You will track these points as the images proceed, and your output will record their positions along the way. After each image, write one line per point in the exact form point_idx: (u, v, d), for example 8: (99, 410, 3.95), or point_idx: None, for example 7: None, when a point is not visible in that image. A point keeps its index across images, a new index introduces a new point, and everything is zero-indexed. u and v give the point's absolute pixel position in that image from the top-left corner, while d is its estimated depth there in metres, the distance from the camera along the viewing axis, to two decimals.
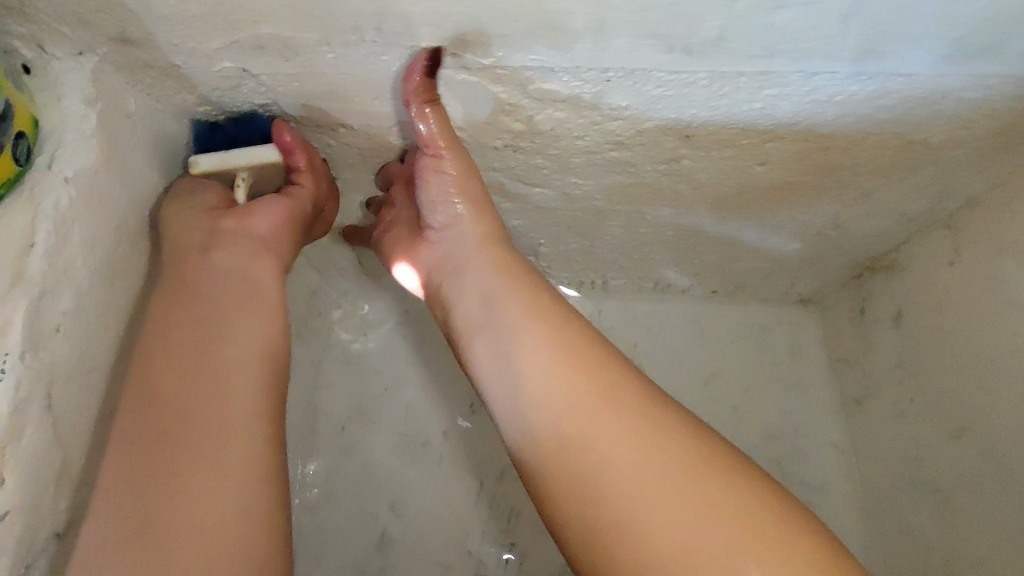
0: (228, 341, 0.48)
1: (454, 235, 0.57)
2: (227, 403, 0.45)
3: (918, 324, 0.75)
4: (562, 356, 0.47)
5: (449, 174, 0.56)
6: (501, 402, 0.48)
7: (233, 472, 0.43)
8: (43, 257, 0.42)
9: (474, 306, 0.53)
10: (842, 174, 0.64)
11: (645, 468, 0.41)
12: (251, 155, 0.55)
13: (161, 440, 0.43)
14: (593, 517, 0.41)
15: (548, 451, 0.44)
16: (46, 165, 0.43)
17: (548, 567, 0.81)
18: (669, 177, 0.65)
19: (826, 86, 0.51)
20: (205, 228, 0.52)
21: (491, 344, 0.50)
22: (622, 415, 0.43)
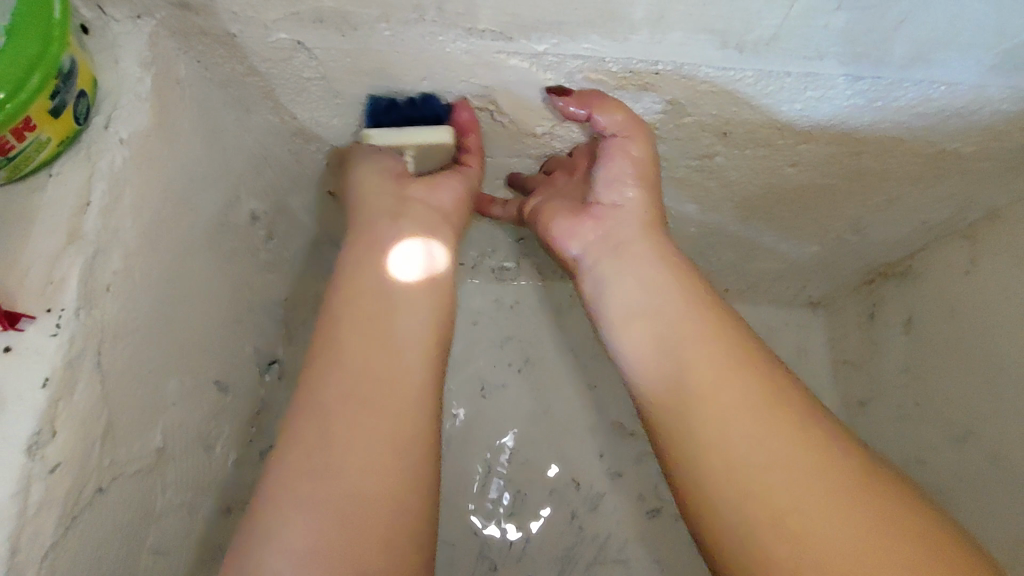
0: (402, 312, 0.50)
1: (623, 218, 0.57)
2: (361, 389, 0.46)
3: (926, 332, 0.77)
4: (727, 352, 0.46)
5: (631, 158, 0.56)
6: (655, 390, 0.47)
7: (407, 434, 0.45)
8: (98, 216, 0.42)
9: (634, 297, 0.52)
10: (870, 179, 0.65)
11: (787, 461, 0.41)
12: (428, 135, 0.56)
13: (338, 398, 0.45)
14: (725, 498, 0.41)
15: (709, 443, 0.43)
16: (103, 125, 0.44)
17: (551, 549, 0.84)
18: (700, 173, 0.66)
19: (869, 91, 0.52)
20: (394, 196, 0.56)
21: (638, 323, 0.51)
22: (787, 423, 0.43)
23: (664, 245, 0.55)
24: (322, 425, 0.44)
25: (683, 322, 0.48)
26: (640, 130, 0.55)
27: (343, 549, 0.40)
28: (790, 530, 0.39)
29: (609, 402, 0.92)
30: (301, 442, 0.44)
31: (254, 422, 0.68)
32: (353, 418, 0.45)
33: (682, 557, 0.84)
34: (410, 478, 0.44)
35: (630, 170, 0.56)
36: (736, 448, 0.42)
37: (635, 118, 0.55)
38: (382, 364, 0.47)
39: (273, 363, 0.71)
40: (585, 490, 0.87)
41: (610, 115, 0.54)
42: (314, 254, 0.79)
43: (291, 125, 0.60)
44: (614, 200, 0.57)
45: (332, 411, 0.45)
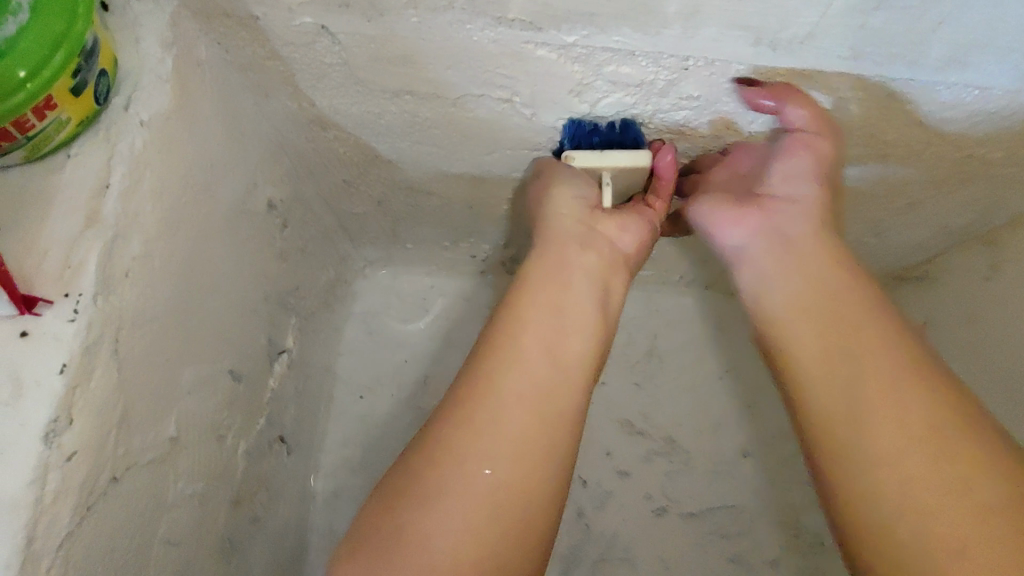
0: (573, 334, 0.51)
1: (798, 213, 0.56)
2: (537, 398, 0.47)
3: (941, 336, 0.76)
4: (909, 354, 0.46)
5: (814, 154, 0.55)
6: (812, 377, 0.48)
7: (556, 452, 0.45)
8: (117, 199, 0.41)
9: (805, 291, 0.52)
10: (893, 182, 0.64)
11: (947, 470, 0.40)
12: (629, 160, 0.58)
13: (507, 396, 0.46)
14: (874, 490, 0.42)
15: (865, 433, 0.44)
16: (124, 107, 0.43)
17: (557, 546, 0.84)
18: None
19: (901, 93, 0.51)
20: (584, 227, 0.59)
21: (801, 321, 0.51)
22: (959, 434, 0.42)
23: (841, 249, 0.54)
24: (493, 419, 0.45)
25: (861, 321, 0.48)
26: (823, 124, 0.54)
27: (468, 537, 0.41)
28: (934, 545, 0.39)
29: (617, 400, 0.92)
30: (476, 436, 0.44)
31: (264, 412, 0.67)
32: (524, 426, 0.45)
33: (688, 557, 0.84)
34: (548, 494, 0.44)
35: (811, 167, 0.56)
36: (891, 442, 0.43)
37: (824, 114, 0.54)
38: (549, 377, 0.48)
39: (284, 352, 0.71)
40: (593, 488, 0.87)
41: (804, 109, 0.52)
42: (325, 244, 0.79)
43: (309, 112, 0.59)
44: (789, 195, 0.57)
45: (508, 412, 0.45)
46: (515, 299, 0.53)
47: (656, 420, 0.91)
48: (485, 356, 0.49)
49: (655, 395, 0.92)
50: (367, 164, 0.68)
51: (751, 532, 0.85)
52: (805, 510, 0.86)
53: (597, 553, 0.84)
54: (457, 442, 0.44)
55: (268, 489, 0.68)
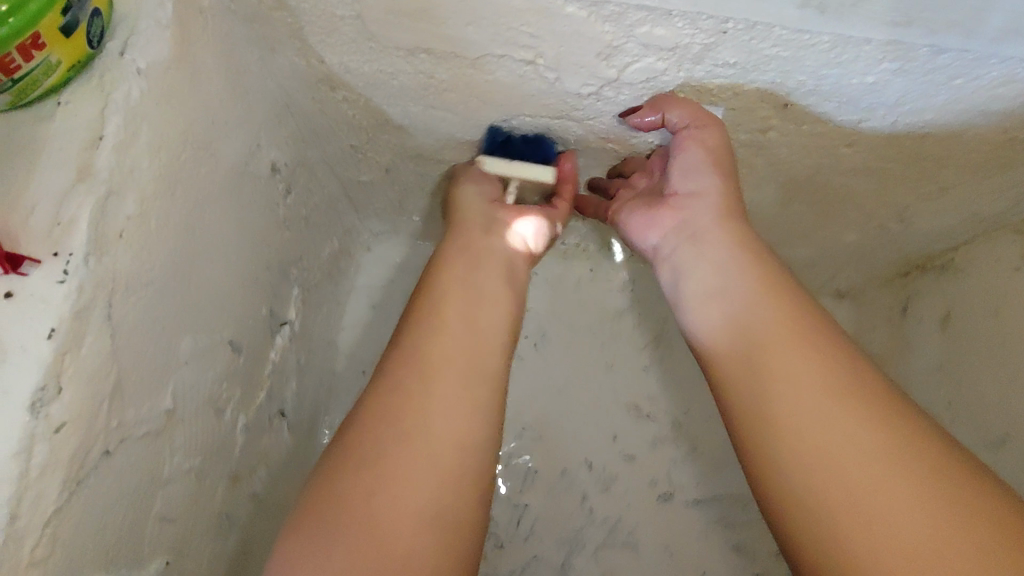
0: (488, 301, 0.53)
1: (700, 206, 0.57)
2: (456, 361, 0.48)
3: (967, 328, 0.75)
4: (809, 337, 0.47)
5: (704, 148, 0.56)
6: (728, 366, 0.49)
7: (480, 416, 0.46)
8: (111, 152, 0.38)
9: (711, 282, 0.54)
10: (927, 165, 0.62)
11: (866, 450, 0.41)
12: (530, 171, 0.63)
13: (428, 355, 0.47)
14: (800, 476, 0.42)
15: (782, 419, 0.44)
16: (119, 52, 0.40)
17: (559, 529, 0.82)
18: (750, 149, 0.63)
19: (951, 66, 0.48)
20: (484, 213, 0.61)
21: (715, 313, 0.52)
22: (866, 412, 0.43)
23: (748, 236, 0.55)
24: (421, 384, 0.46)
25: (765, 307, 0.49)
26: (708, 118, 0.55)
27: (404, 500, 0.41)
28: (874, 528, 0.38)
29: (625, 383, 0.90)
30: (403, 403, 0.45)
31: (265, 386, 0.65)
32: (451, 387, 0.46)
33: (693, 545, 0.83)
34: (476, 457, 0.44)
35: (705, 160, 0.56)
36: (807, 427, 0.43)
37: (707, 111, 0.55)
38: (464, 338, 0.49)
39: (286, 325, 0.68)
40: (598, 471, 0.85)
41: (678, 110, 0.55)
42: (329, 213, 0.76)
43: (318, 70, 0.56)
44: (689, 189, 0.58)
45: (434, 378, 0.46)
46: (429, 275, 0.55)
47: (664, 405, 0.89)
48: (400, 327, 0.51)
49: (664, 380, 0.90)
50: (377, 130, 0.65)
51: (759, 520, 0.83)
52: None
53: (601, 539, 0.82)
54: (378, 407, 0.45)
55: (268, 465, 0.66)
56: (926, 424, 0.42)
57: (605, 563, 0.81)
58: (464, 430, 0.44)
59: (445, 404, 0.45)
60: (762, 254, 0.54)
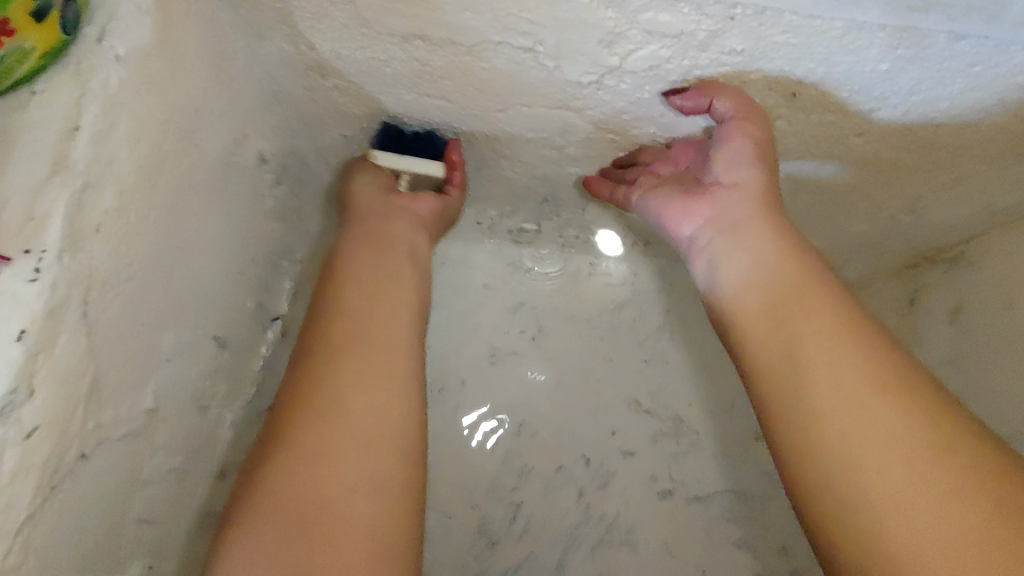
0: (393, 286, 0.57)
1: (739, 197, 0.55)
2: (367, 344, 0.52)
3: (975, 322, 0.73)
4: (842, 327, 0.45)
5: (751, 140, 0.54)
6: (759, 355, 0.47)
7: (391, 399, 0.49)
8: (87, 145, 0.37)
9: (747, 271, 0.52)
10: (943, 154, 0.59)
11: (898, 443, 0.39)
12: (420, 165, 0.64)
13: (330, 357, 0.51)
14: (828, 468, 0.40)
15: (811, 409, 0.42)
16: (96, 39, 0.38)
17: (556, 524, 0.81)
18: None
19: (969, 53, 0.46)
20: (382, 202, 0.63)
21: (746, 302, 0.50)
22: (901, 404, 0.40)
23: (786, 227, 0.53)
24: (327, 389, 0.49)
25: (800, 295, 0.47)
26: (753, 109, 0.53)
27: (340, 507, 0.44)
28: (903, 523, 0.36)
29: (624, 377, 0.88)
30: (313, 403, 0.48)
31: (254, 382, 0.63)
32: (351, 371, 0.50)
33: (692, 541, 0.81)
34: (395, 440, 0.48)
35: (750, 151, 0.54)
36: (838, 418, 0.41)
37: (752, 102, 0.53)
38: (371, 321, 0.54)
39: (279, 319, 0.67)
40: (596, 467, 0.84)
41: (728, 101, 0.52)
42: None
43: (307, 57, 0.54)
44: (731, 179, 0.56)
45: (341, 369, 0.50)
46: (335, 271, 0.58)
47: (663, 400, 0.88)
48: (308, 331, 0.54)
49: (664, 374, 0.89)
50: (369, 119, 0.63)
51: (759, 517, 0.82)
52: None
53: (598, 535, 0.81)
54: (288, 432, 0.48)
55: None
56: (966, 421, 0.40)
57: (602, 559, 0.80)
58: (375, 406, 0.49)
59: (352, 402, 0.48)
60: (801, 245, 0.52)
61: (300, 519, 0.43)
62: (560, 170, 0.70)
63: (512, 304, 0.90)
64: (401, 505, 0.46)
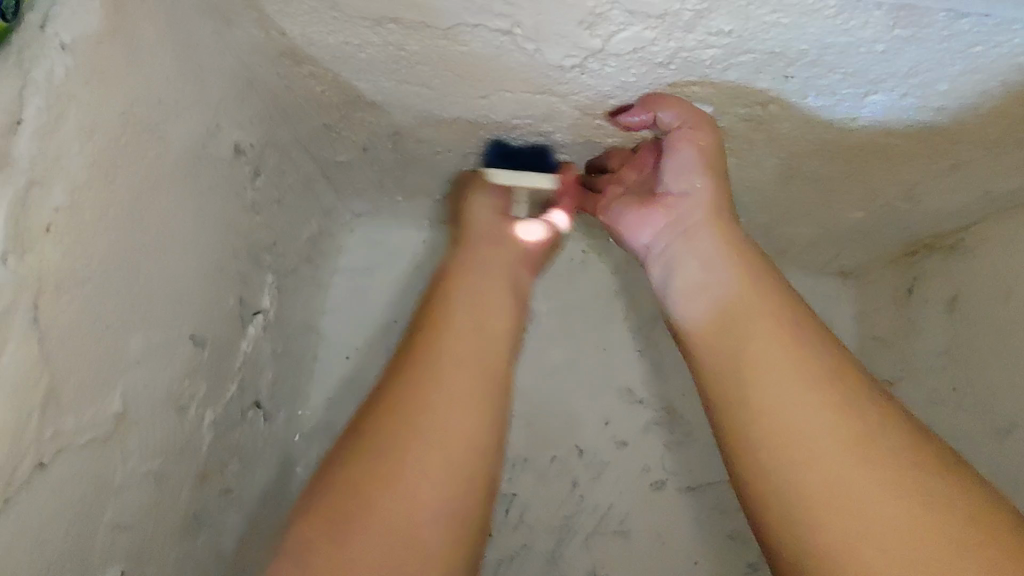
0: (499, 312, 0.55)
1: (691, 206, 0.56)
2: (467, 372, 0.49)
3: (974, 311, 0.72)
4: (790, 334, 0.46)
5: (697, 147, 0.55)
6: (710, 359, 0.49)
7: (480, 428, 0.47)
8: (32, 138, 0.35)
9: (698, 278, 0.53)
10: (940, 141, 0.58)
11: (837, 448, 0.41)
12: (535, 182, 0.63)
13: (432, 371, 0.48)
14: (773, 472, 0.42)
15: (758, 413, 0.44)
16: (39, 25, 0.35)
17: (548, 517, 0.80)
18: (749, 124, 0.58)
19: (969, 33, 0.43)
20: (495, 223, 0.63)
21: (699, 306, 0.52)
22: (840, 411, 0.42)
23: (737, 236, 0.54)
24: (427, 406, 0.46)
25: (748, 301, 0.49)
26: (695, 114, 0.54)
27: (407, 536, 0.42)
28: (839, 527, 0.39)
29: (618, 368, 0.87)
30: (409, 422, 0.46)
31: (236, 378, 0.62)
32: (455, 393, 0.47)
33: (685, 533, 0.81)
34: (477, 473, 0.46)
35: (697, 159, 0.55)
36: (783, 423, 0.43)
37: (697, 110, 0.54)
38: (478, 343, 0.51)
39: (260, 313, 0.66)
40: (589, 459, 0.83)
41: (672, 109, 0.54)
42: (303, 195, 0.72)
43: (279, 43, 0.51)
44: (682, 187, 0.57)
45: (441, 388, 0.47)
46: (441, 285, 0.57)
47: (657, 390, 0.86)
48: (411, 340, 0.52)
49: (658, 365, 0.87)
50: (348, 106, 0.61)
51: None
52: None
53: (592, 527, 0.80)
54: (378, 438, 0.45)
55: (242, 457, 0.64)
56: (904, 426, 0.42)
57: (596, 551, 0.79)
58: (469, 431, 0.47)
59: (446, 424, 0.46)
60: (751, 252, 0.53)
61: (365, 541, 0.42)
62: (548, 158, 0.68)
63: None
64: (464, 540, 0.45)
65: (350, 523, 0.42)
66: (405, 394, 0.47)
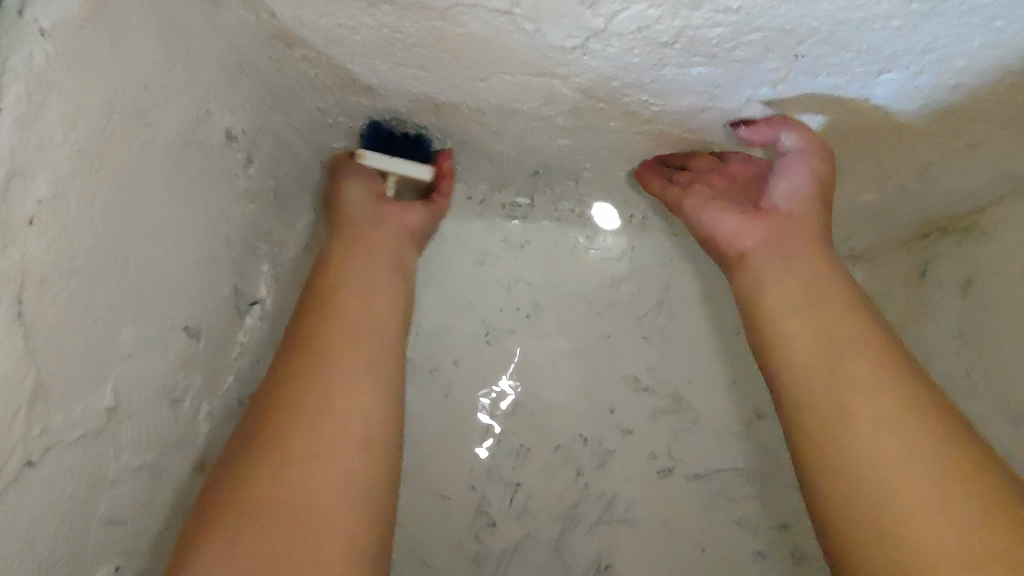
0: (376, 292, 0.58)
1: (796, 227, 0.58)
2: (350, 351, 0.53)
3: (991, 295, 0.69)
4: (873, 339, 0.49)
5: (811, 174, 0.58)
6: (792, 352, 0.52)
7: (367, 405, 0.51)
8: (12, 128, 0.34)
9: (792, 282, 0.55)
10: (957, 120, 0.56)
11: (909, 444, 0.44)
12: (414, 170, 0.66)
13: (312, 357, 0.53)
14: (843, 459, 0.45)
15: (835, 406, 0.47)
16: (16, 10, 0.34)
17: (551, 506, 0.80)
18: (757, 105, 0.56)
19: (985, 7, 0.43)
20: (371, 205, 0.65)
21: (779, 304, 0.55)
22: (915, 412, 0.45)
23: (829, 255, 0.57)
24: (313, 393, 0.51)
25: (831, 306, 0.52)
26: (823, 148, 0.58)
27: (309, 517, 0.46)
28: (903, 517, 0.42)
29: (623, 355, 0.86)
30: (292, 409, 0.50)
31: (233, 369, 0.61)
32: (338, 380, 0.52)
33: (693, 521, 0.80)
34: (370, 448, 0.50)
35: (810, 186, 0.59)
36: (860, 416, 0.46)
37: (817, 140, 0.58)
38: (358, 325, 0.55)
39: (257, 303, 0.65)
40: (594, 447, 0.82)
41: (797, 130, 0.57)
42: (299, 182, 0.71)
43: (270, 25, 0.50)
44: (786, 201, 0.60)
45: (317, 380, 0.51)
46: (323, 270, 0.60)
47: (663, 377, 0.85)
48: (298, 327, 0.56)
49: (665, 353, 0.86)
50: (343, 90, 0.59)
51: (760, 495, 0.80)
52: None
53: (598, 515, 0.80)
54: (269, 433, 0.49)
55: None
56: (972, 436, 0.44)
57: (601, 539, 0.79)
58: (354, 410, 0.51)
59: (334, 408, 0.50)
60: (835, 267, 0.56)
61: (268, 529, 0.45)
62: (550, 142, 0.66)
63: (506, 280, 0.87)
64: (370, 513, 0.48)
65: (246, 517, 0.46)
66: (289, 385, 0.51)
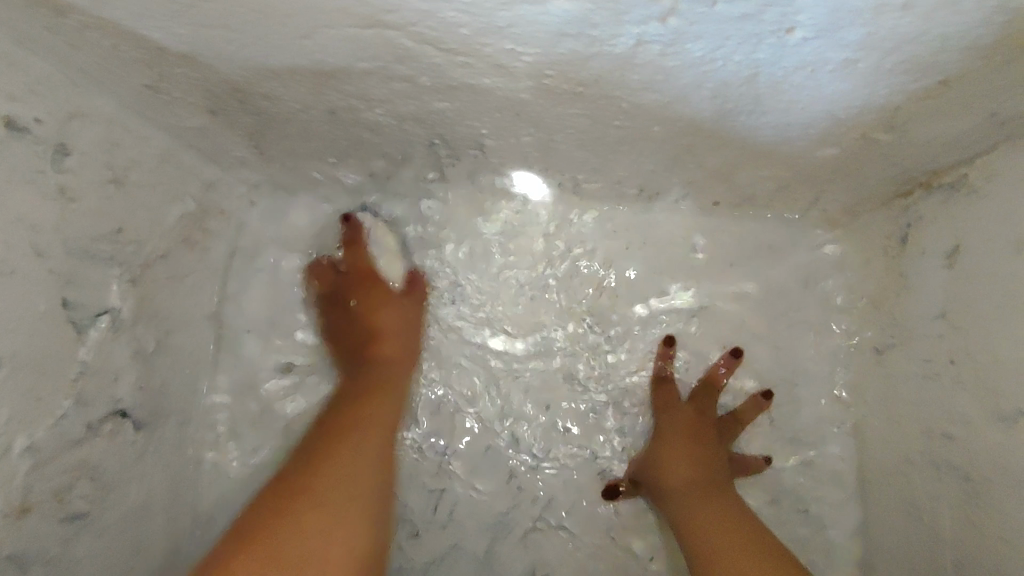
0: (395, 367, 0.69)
1: (695, 439, 0.69)
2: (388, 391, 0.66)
3: (977, 265, 0.57)
4: (725, 482, 0.67)
5: (692, 433, 0.70)
6: (681, 490, 0.65)
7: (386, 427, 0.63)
8: None
9: (682, 471, 0.66)
10: (920, 51, 0.43)
11: (746, 553, 0.58)
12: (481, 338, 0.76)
13: (339, 431, 0.61)
14: (708, 559, 0.59)
15: (710, 533, 0.61)
16: None
17: (478, 515, 0.71)
18: (652, 47, 0.44)
19: None
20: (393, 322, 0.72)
21: (674, 466, 0.67)
22: (747, 523, 0.62)
23: (717, 468, 0.68)
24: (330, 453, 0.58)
25: (711, 464, 0.67)
26: (708, 434, 0.70)
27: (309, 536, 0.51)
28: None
29: (560, 344, 0.76)
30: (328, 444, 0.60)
31: (71, 393, 0.54)
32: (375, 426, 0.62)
33: (635, 528, 0.72)
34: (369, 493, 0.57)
35: (695, 448, 0.68)
36: (711, 518, 0.62)
37: (714, 429, 0.71)
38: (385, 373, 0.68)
39: (106, 313, 0.58)
40: (523, 448, 0.73)
41: (712, 426, 0.71)
42: (156, 170, 0.62)
43: None
44: (709, 426, 0.71)
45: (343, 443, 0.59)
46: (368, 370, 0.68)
47: (607, 366, 0.75)
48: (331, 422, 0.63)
49: (608, 336, 0.76)
50: (162, 63, 0.49)
51: None
52: (778, 470, 0.73)
53: (534, 527, 0.71)
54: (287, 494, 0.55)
55: (98, 475, 0.57)
56: (775, 542, 0.60)
57: (533, 549, 0.71)
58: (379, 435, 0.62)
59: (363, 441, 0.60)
60: (721, 467, 0.68)
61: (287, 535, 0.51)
62: (429, 108, 0.56)
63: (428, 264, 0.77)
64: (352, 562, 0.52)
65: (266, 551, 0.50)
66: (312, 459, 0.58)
